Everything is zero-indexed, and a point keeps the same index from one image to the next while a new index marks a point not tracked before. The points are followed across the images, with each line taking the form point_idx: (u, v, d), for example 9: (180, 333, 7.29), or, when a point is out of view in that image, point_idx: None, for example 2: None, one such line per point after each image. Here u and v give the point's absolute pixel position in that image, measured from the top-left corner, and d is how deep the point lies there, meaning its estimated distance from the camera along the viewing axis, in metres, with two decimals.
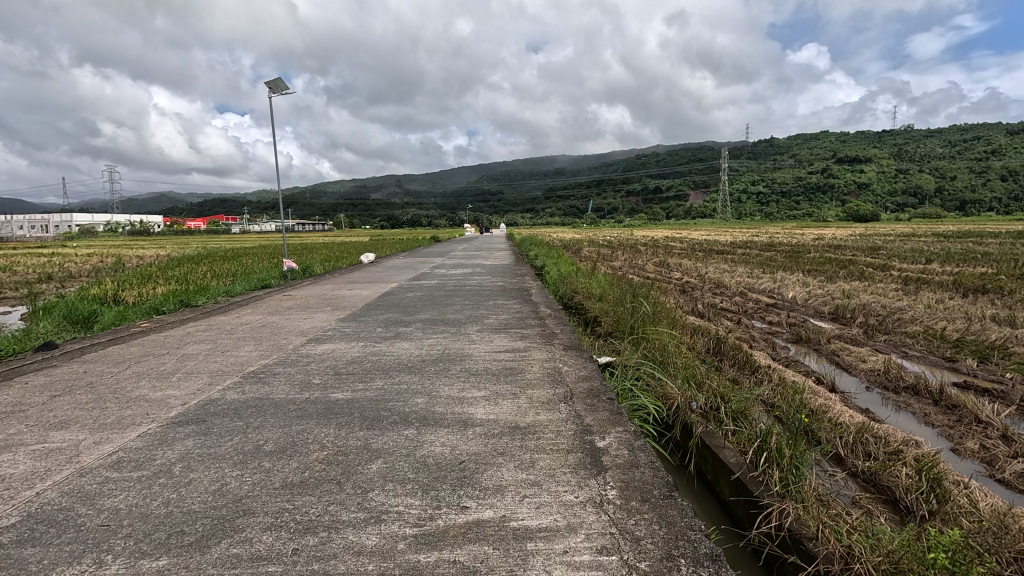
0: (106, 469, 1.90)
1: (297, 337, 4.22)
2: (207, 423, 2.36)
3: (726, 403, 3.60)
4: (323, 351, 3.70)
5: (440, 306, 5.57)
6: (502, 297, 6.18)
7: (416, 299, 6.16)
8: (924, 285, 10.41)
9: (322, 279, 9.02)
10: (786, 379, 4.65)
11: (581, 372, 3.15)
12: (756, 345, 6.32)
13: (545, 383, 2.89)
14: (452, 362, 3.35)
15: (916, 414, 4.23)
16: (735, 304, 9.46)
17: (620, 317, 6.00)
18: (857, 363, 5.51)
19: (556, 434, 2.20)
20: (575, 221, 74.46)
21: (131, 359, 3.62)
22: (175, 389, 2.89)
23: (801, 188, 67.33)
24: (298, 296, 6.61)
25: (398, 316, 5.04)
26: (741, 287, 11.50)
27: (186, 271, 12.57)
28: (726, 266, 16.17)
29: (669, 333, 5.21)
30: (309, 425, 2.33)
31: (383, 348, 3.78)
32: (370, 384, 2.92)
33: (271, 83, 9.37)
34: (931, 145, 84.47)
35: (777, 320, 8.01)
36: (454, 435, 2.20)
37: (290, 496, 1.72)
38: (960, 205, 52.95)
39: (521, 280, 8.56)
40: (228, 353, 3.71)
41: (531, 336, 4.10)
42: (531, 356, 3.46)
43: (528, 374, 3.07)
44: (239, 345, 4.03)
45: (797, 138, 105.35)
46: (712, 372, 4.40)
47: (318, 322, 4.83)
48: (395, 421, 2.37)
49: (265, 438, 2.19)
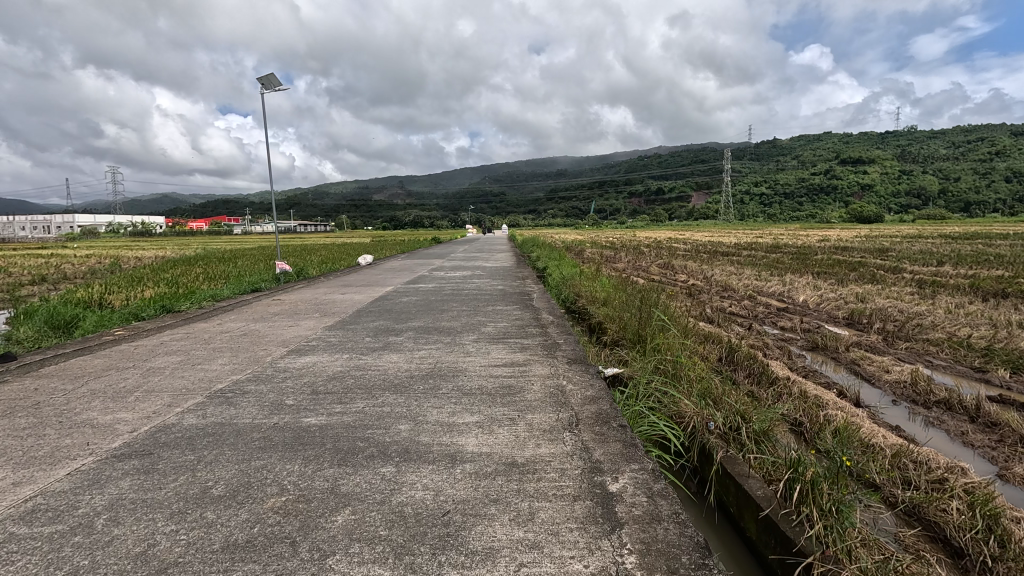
0: (12, 524, 1.56)
1: (279, 347, 3.89)
2: (151, 457, 2.01)
3: (747, 425, 3.26)
4: (303, 365, 3.36)
5: (435, 313, 5.23)
6: (501, 303, 5.85)
7: (410, 304, 5.81)
8: (941, 289, 10.03)
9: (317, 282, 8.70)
10: (807, 393, 4.30)
11: (587, 390, 2.81)
12: (771, 353, 5.96)
13: (547, 405, 2.55)
14: (444, 379, 3.00)
15: (951, 432, 3.88)
16: (745, 308, 9.10)
17: (627, 323, 5.67)
18: (881, 373, 5.15)
19: (559, 475, 1.86)
20: (577, 222, 74.13)
21: (91, 374, 3.29)
22: (128, 412, 2.54)
23: (805, 189, 66.89)
24: (288, 301, 6.28)
25: (390, 323, 4.70)
26: (750, 290, 11.13)
27: (180, 274, 12.26)
28: (733, 267, 15.77)
29: (680, 342, 4.88)
30: (270, 460, 1.99)
31: (369, 362, 3.43)
32: (349, 406, 2.58)
33: (264, 79, 9.08)
34: (935, 146, 83.94)
35: (790, 326, 7.65)
36: (438, 475, 1.86)
37: (229, 564, 1.38)
38: (965, 206, 52.52)
39: (521, 284, 8.22)
40: (198, 368, 3.37)
41: (531, 347, 3.76)
42: (532, 371, 3.12)
43: (528, 394, 2.73)
44: (213, 357, 3.68)
45: (800, 139, 104.80)
46: (729, 386, 4.05)
47: (304, 330, 4.50)
48: (372, 455, 2.03)
49: (215, 478, 1.85)
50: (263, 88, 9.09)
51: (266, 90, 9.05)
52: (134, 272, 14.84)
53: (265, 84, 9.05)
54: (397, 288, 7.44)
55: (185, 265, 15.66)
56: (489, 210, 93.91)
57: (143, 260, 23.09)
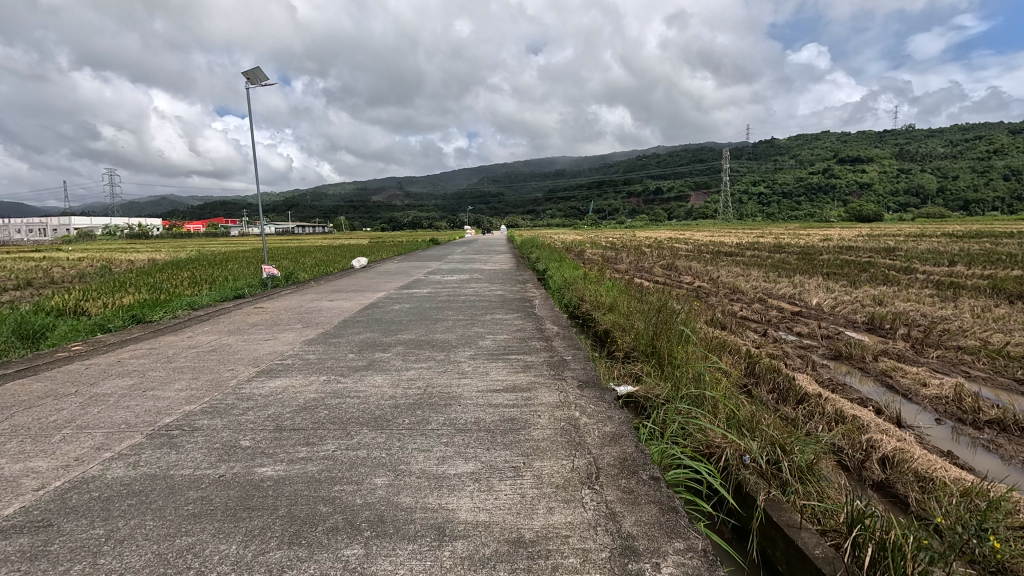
0: None
1: (249, 368, 3.41)
2: (46, 532, 1.54)
3: (790, 459, 2.80)
4: (270, 392, 2.88)
5: (429, 324, 4.75)
6: (501, 310, 5.40)
7: (401, 313, 5.34)
8: (961, 290, 9.56)
9: (307, 286, 8.26)
10: (845, 413, 3.84)
11: (604, 425, 2.34)
12: (793, 364, 5.52)
13: (558, 449, 2.08)
14: (434, 411, 2.53)
15: (1012, 459, 3.43)
16: (758, 312, 8.63)
17: (639, 333, 5.21)
18: (917, 388, 4.69)
19: (580, 560, 1.40)
20: (576, 222, 73.63)
21: (21, 404, 2.80)
22: (44, 460, 2.06)
23: (804, 188, 66.56)
24: (269, 310, 5.80)
25: (378, 337, 4.22)
26: (759, 292, 10.68)
27: (164, 278, 11.73)
28: (739, 268, 15.31)
29: (700, 355, 4.42)
30: (201, 538, 1.51)
31: (349, 387, 2.96)
32: (317, 450, 2.11)
33: (249, 73, 8.62)
34: (933, 144, 83.53)
35: (808, 332, 7.18)
36: (421, 562, 1.39)
37: None
38: (964, 204, 52.23)
39: (522, 288, 7.78)
40: (148, 395, 2.88)
41: (535, 366, 3.29)
42: (537, 399, 2.65)
43: (534, 431, 2.27)
44: (172, 380, 3.19)
45: (799, 139, 104.56)
46: (759, 409, 3.60)
47: (281, 345, 4.02)
48: (336, 528, 1.56)
49: (122, 570, 1.38)
50: (249, 83, 8.63)
51: (252, 85, 8.60)
52: (120, 276, 14.36)
53: (251, 78, 8.59)
54: (389, 294, 6.97)
55: (175, 268, 15.17)
56: (487, 210, 93.49)
57: (133, 263, 22.55)
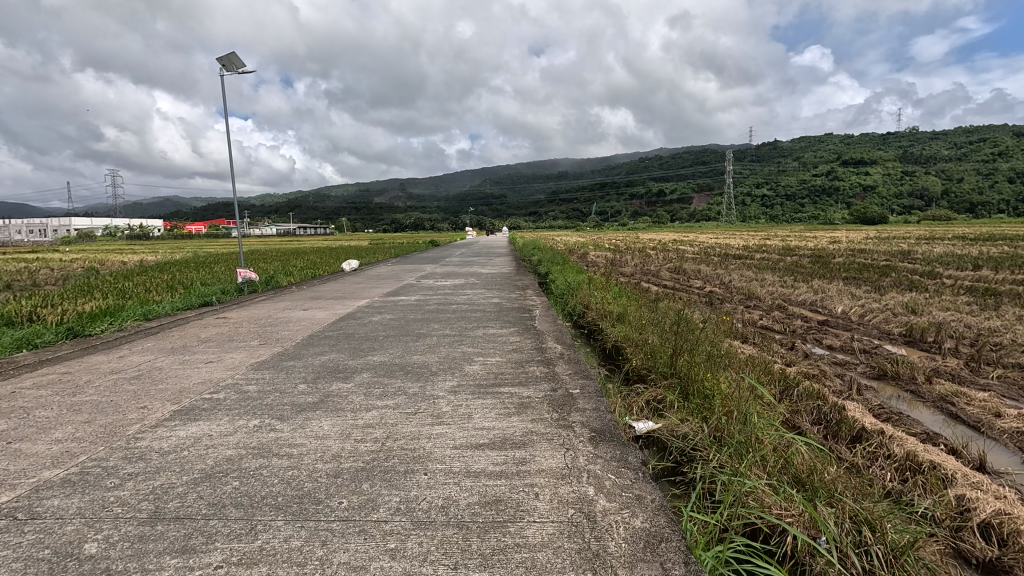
0: None
1: (166, 404, 2.64)
2: None
3: (882, 542, 2.03)
4: (174, 447, 2.11)
5: (409, 341, 4.00)
6: (495, 324, 4.66)
7: (378, 327, 4.59)
8: (999, 297, 8.80)
9: (285, 293, 7.56)
10: (921, 459, 3.07)
11: (632, 520, 1.58)
12: (831, 385, 4.76)
13: (566, 568, 1.34)
14: (388, 486, 1.77)
15: None
16: (781, 321, 7.87)
17: (657, 350, 4.50)
18: (990, 419, 3.92)
19: None
20: (578, 224, 72.99)
21: None
22: None
23: (808, 191, 65.83)
24: (230, 321, 5.08)
25: (343, 360, 3.46)
26: (777, 299, 9.94)
27: (139, 282, 10.95)
28: (752, 272, 14.57)
29: (733, 380, 3.70)
30: None
31: (283, 439, 2.20)
32: (192, 568, 1.36)
33: (225, 59, 7.89)
34: (939, 146, 82.63)
35: (840, 346, 6.44)
36: None
37: None
38: (970, 207, 51.49)
39: (521, 296, 7.06)
40: (7, 449, 2.12)
41: (533, 407, 2.53)
42: (533, 465, 1.90)
43: (527, 529, 1.52)
44: (56, 422, 2.43)
45: (803, 142, 103.71)
46: (818, 459, 2.84)
47: (220, 370, 3.26)
48: None
49: None
50: (224, 69, 7.90)
51: (228, 72, 7.88)
52: (99, 279, 13.68)
53: (226, 64, 7.87)
54: (371, 302, 6.22)
55: (157, 270, 14.53)
56: (488, 211, 92.97)
57: (120, 265, 21.92)
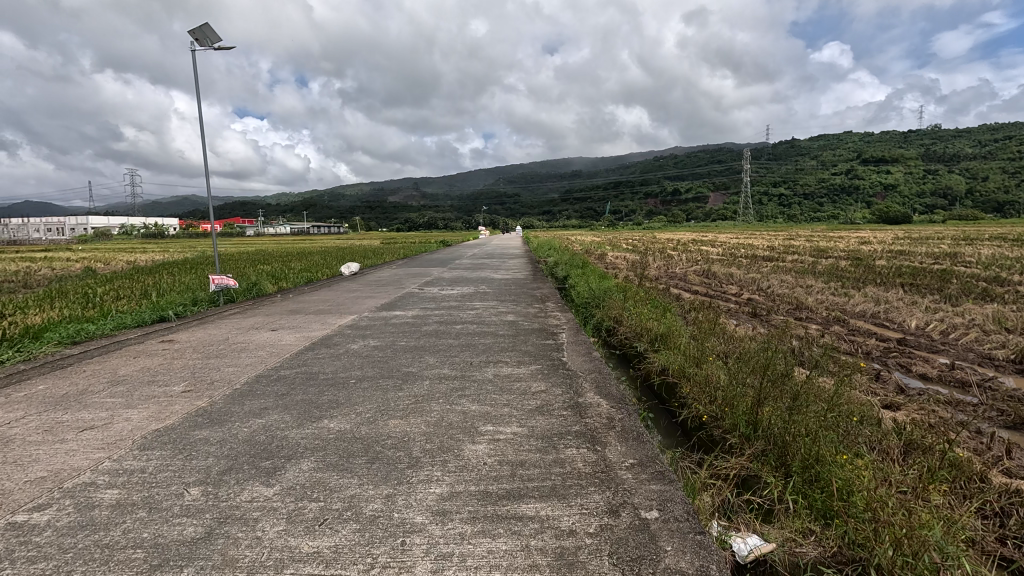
0: None
1: None
2: None
3: None
4: None
5: (390, 391, 2.83)
6: (509, 359, 3.47)
7: (351, 364, 3.41)
8: None
9: (261, 305, 6.40)
10: None
11: None
12: (966, 442, 3.48)
13: None
14: None
15: None
16: (848, 340, 6.57)
17: (732, 398, 3.27)
18: None
19: None
20: (590, 223, 71.56)
21: None
22: None
23: (829, 189, 63.81)
24: (167, 350, 3.93)
25: (283, 431, 2.30)
26: (830, 309, 8.65)
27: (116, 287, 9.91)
28: (793, 276, 13.24)
29: (866, 459, 2.47)
30: None
31: None
32: None
33: (197, 32, 6.80)
34: (964, 144, 79.66)
35: (936, 375, 5.15)
36: None
37: None
38: (998, 207, 49.15)
39: (540, 309, 5.88)
40: None
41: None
42: None
43: None
44: None
45: (822, 140, 101.05)
46: None
47: (86, 453, 2.08)
48: None
49: None
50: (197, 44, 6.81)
51: (201, 46, 6.79)
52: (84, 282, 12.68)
53: (199, 38, 6.78)
54: (357, 321, 5.04)
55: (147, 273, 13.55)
56: (501, 211, 91.88)
57: (116, 265, 20.97)
